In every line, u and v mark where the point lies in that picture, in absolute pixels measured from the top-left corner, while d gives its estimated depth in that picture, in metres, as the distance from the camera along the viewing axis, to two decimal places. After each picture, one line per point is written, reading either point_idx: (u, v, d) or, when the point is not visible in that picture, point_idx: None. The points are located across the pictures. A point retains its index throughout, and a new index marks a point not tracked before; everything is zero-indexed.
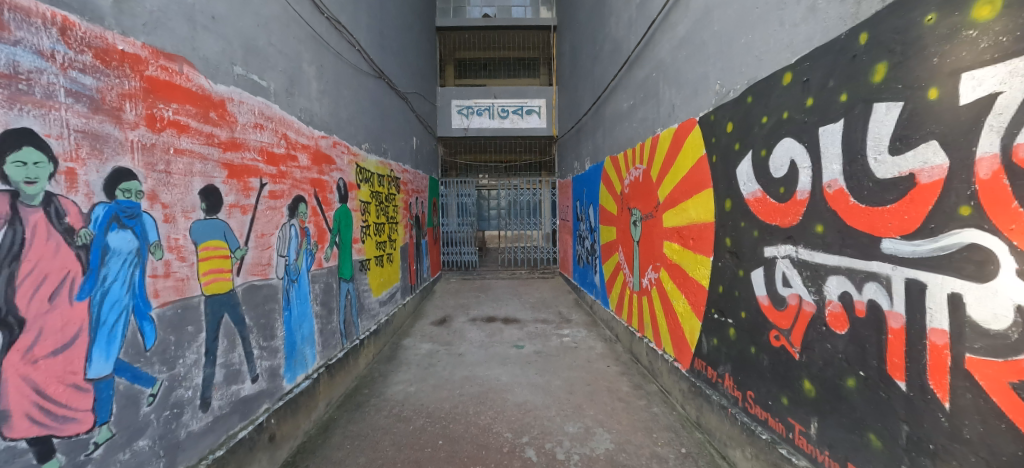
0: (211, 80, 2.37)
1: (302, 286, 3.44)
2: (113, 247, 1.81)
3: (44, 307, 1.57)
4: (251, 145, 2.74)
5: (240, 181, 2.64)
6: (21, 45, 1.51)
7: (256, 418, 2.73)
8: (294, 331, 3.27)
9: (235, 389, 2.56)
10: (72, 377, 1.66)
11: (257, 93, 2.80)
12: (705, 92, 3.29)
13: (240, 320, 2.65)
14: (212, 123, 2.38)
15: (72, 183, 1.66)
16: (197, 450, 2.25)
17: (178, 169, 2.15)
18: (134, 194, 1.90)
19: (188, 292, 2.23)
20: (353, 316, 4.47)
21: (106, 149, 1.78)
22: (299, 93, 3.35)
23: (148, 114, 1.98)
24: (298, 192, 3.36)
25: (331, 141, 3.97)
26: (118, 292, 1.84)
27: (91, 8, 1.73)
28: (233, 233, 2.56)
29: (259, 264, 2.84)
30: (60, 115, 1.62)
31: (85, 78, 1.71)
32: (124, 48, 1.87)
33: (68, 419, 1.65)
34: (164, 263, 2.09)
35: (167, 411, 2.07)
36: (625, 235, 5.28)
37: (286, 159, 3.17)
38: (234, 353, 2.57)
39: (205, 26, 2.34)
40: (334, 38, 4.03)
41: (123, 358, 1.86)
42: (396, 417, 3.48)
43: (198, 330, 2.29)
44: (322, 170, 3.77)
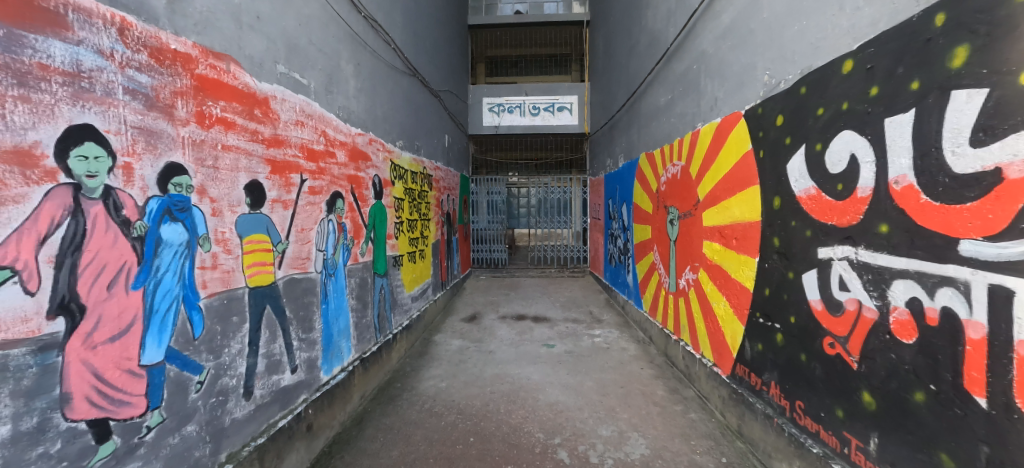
0: (255, 78, 2.44)
1: (339, 280, 3.52)
2: (166, 239, 1.89)
3: (103, 295, 1.63)
4: (293, 141, 2.82)
5: (282, 176, 2.71)
6: (83, 44, 1.56)
7: (295, 407, 2.81)
8: (331, 324, 3.35)
9: (276, 379, 2.64)
10: (127, 363, 1.73)
11: (298, 91, 2.87)
12: (753, 84, 3.11)
13: (281, 311, 2.73)
14: (256, 120, 2.46)
15: (129, 176, 1.73)
16: (241, 437, 2.33)
17: (225, 164, 2.23)
18: (185, 188, 1.98)
19: (233, 284, 2.30)
20: (386, 310, 4.55)
21: (160, 144, 1.85)
22: (338, 91, 3.42)
23: (198, 111, 2.05)
24: (336, 188, 3.44)
25: (367, 138, 4.04)
26: (170, 282, 1.92)
27: (146, 8, 1.80)
28: (275, 227, 2.64)
29: (299, 258, 2.91)
30: (119, 112, 1.68)
31: (141, 76, 1.78)
32: (176, 48, 1.94)
33: (124, 403, 1.71)
34: (212, 255, 2.17)
35: (213, 398, 2.15)
36: (660, 234, 5.13)
37: (325, 155, 3.25)
38: (275, 344, 2.65)
39: (250, 26, 2.41)
40: (371, 36, 4.09)
41: (173, 346, 1.93)
42: (427, 413, 3.50)
43: (242, 321, 2.37)
44: (359, 167, 3.85)
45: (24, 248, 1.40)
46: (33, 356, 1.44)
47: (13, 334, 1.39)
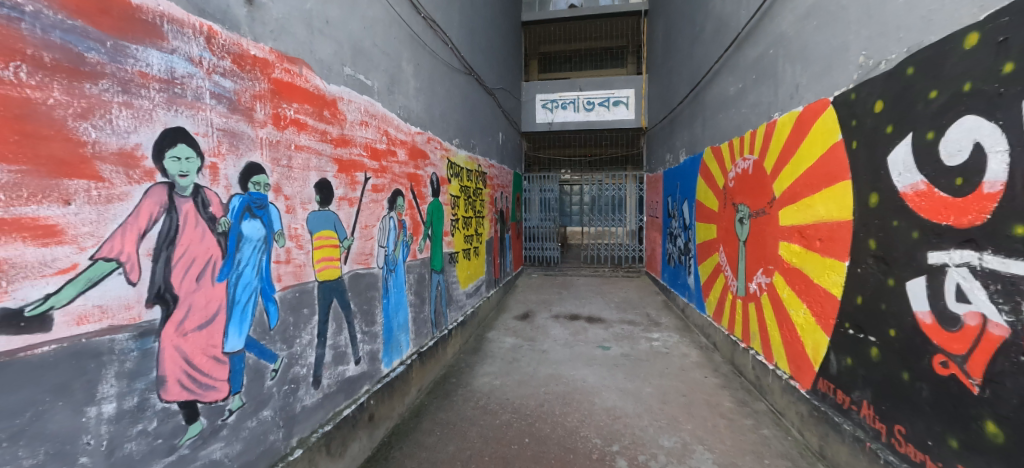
0: (324, 81, 2.55)
1: (399, 275, 3.63)
2: (246, 234, 2.02)
3: (193, 286, 1.75)
4: (358, 141, 2.92)
5: (348, 175, 2.82)
6: (177, 53, 1.67)
7: (358, 397, 2.92)
8: (391, 318, 3.45)
9: (341, 369, 2.76)
10: (212, 350, 1.85)
11: (363, 92, 2.98)
12: (844, 66, 2.78)
13: (347, 305, 2.84)
14: (325, 121, 2.57)
15: (215, 176, 1.85)
16: (310, 423, 2.45)
17: (297, 163, 2.34)
18: (263, 187, 2.11)
19: (304, 278, 2.43)
20: (443, 306, 4.63)
21: (241, 145, 1.97)
22: (399, 91, 3.52)
23: (274, 113, 2.17)
24: (397, 186, 3.53)
25: (426, 137, 4.12)
26: (249, 275, 2.04)
27: (230, 18, 1.92)
28: (342, 224, 2.75)
29: (363, 254, 3.02)
30: (207, 115, 1.80)
31: (224, 81, 1.90)
32: (255, 54, 2.05)
33: (210, 387, 1.83)
34: (286, 250, 2.29)
35: (286, 385, 2.28)
36: (727, 234, 4.79)
37: (387, 154, 3.34)
38: (341, 335, 2.77)
39: (320, 30, 2.52)
40: (430, 37, 4.16)
41: (252, 335, 2.06)
42: (482, 410, 3.51)
43: (311, 312, 2.49)
44: (418, 165, 3.93)
45: (126, 242, 1.48)
46: (133, 341, 1.52)
47: (117, 320, 1.47)
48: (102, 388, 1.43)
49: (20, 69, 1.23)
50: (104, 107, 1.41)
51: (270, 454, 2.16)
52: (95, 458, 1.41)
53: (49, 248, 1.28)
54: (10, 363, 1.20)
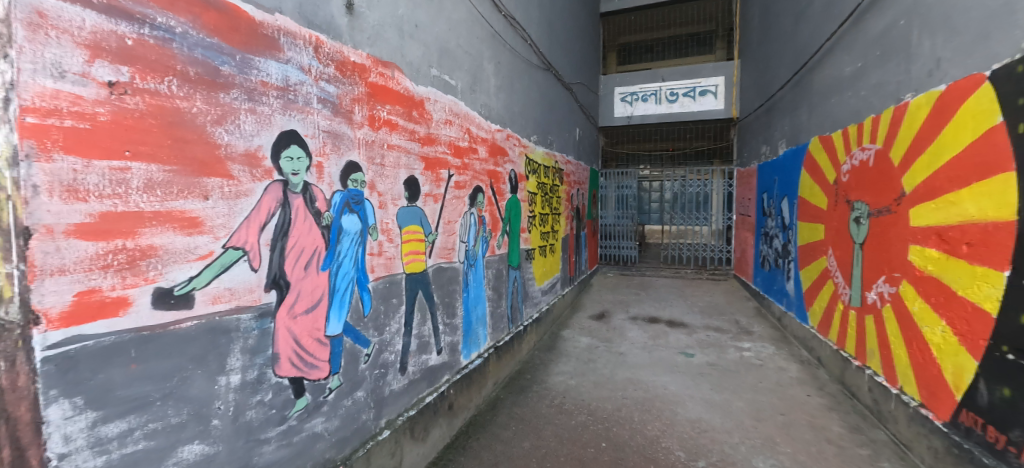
0: (413, 82, 2.69)
1: (478, 270, 3.72)
2: (345, 227, 2.19)
3: (302, 274, 1.93)
4: (443, 139, 3.04)
5: (433, 172, 2.95)
6: (290, 63, 1.85)
7: (439, 386, 3.06)
8: (471, 312, 3.55)
9: (425, 358, 2.91)
10: (317, 332, 2.03)
11: (448, 92, 3.09)
12: (1008, 32, 2.27)
13: (431, 297, 2.98)
14: (414, 121, 2.71)
15: (321, 174, 2.02)
16: (396, 407, 2.62)
17: (389, 161, 2.50)
18: (359, 184, 2.27)
19: (393, 270, 2.58)
20: (519, 302, 4.68)
21: (342, 145, 2.14)
22: (480, 90, 3.60)
23: (370, 115, 2.33)
24: (478, 183, 3.62)
25: (506, 134, 4.17)
26: (347, 265, 2.21)
27: (333, 28, 2.08)
28: (427, 219, 2.89)
29: (446, 248, 3.14)
30: (315, 118, 1.98)
31: (329, 87, 2.06)
32: (354, 60, 2.22)
33: (314, 366, 2.01)
34: (378, 243, 2.45)
35: (376, 369, 2.45)
36: (838, 236, 4.21)
37: (469, 151, 3.44)
38: (425, 326, 2.91)
39: (410, 34, 2.65)
40: (510, 34, 4.20)
41: (349, 321, 2.23)
42: (557, 409, 3.48)
43: (400, 302, 2.65)
44: (498, 162, 4.00)
45: (250, 233, 1.67)
46: (254, 321, 1.71)
47: (242, 302, 1.66)
48: (230, 361, 1.61)
49: (172, 82, 1.39)
50: (233, 113, 1.60)
51: (362, 432, 2.34)
52: (223, 423, 1.60)
53: (192, 237, 1.46)
54: (162, 335, 1.39)
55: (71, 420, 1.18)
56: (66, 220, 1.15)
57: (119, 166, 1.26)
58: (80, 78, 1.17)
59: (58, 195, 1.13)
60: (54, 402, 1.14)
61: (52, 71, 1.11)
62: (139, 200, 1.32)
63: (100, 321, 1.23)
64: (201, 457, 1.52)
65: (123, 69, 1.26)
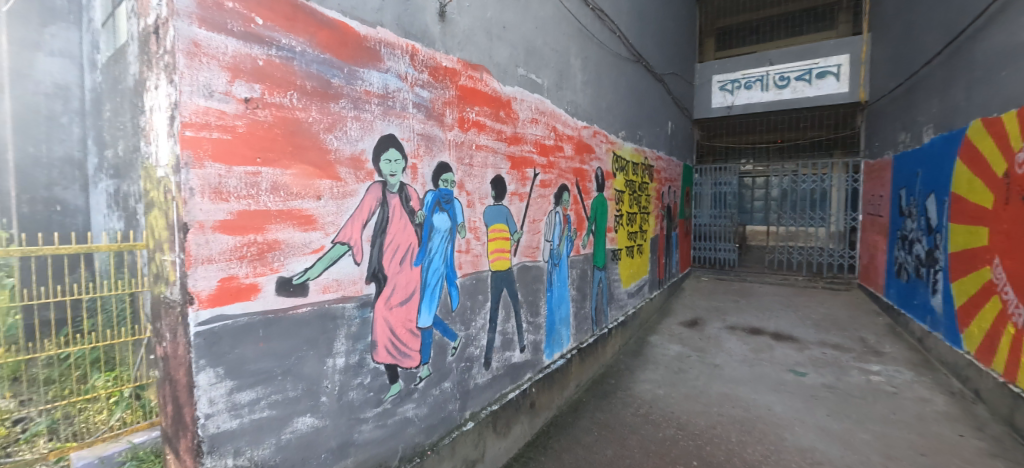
0: (501, 83, 2.74)
1: (563, 269, 3.69)
2: (436, 225, 2.30)
3: (397, 268, 2.07)
4: (529, 138, 3.06)
5: (519, 171, 2.98)
6: (390, 72, 1.99)
7: (522, 383, 3.11)
8: (554, 312, 3.54)
9: (508, 355, 2.96)
10: (409, 324, 2.16)
11: (535, 91, 3.10)
12: None
13: (515, 295, 3.02)
14: (501, 121, 2.76)
15: (415, 174, 2.15)
16: (481, 400, 2.71)
17: (477, 161, 2.58)
18: (449, 183, 2.37)
19: (480, 267, 2.66)
20: (604, 304, 4.56)
21: (434, 147, 2.25)
22: (567, 87, 3.56)
23: (460, 117, 2.42)
24: (563, 182, 3.58)
25: (592, 131, 4.07)
26: (438, 262, 2.32)
27: (428, 36, 2.19)
28: (513, 218, 2.92)
29: (531, 247, 3.16)
30: (410, 122, 2.11)
31: (423, 92, 2.18)
32: (446, 64, 2.31)
33: (407, 355, 2.15)
34: (466, 240, 2.54)
35: (463, 362, 2.54)
36: (1008, 241, 3.39)
37: (555, 149, 3.41)
38: (509, 323, 2.96)
39: (498, 36, 2.71)
40: (598, 27, 4.08)
41: (438, 314, 2.35)
42: (643, 419, 3.32)
43: (485, 299, 2.72)
44: (584, 160, 3.92)
45: (354, 230, 1.82)
46: (356, 310, 1.86)
47: (347, 292, 1.82)
48: (336, 345, 1.79)
49: (293, 96, 1.57)
50: (341, 121, 1.76)
51: (449, 421, 2.45)
52: (330, 400, 1.77)
53: (307, 233, 1.64)
54: (283, 318, 1.58)
55: (214, 386, 1.39)
56: (213, 218, 1.36)
57: (252, 171, 1.45)
58: (223, 97, 1.36)
59: (207, 197, 1.34)
60: (202, 369, 1.36)
61: (204, 92, 1.31)
62: (267, 200, 1.51)
63: (237, 303, 1.43)
64: (312, 429, 1.70)
65: (255, 87, 1.45)
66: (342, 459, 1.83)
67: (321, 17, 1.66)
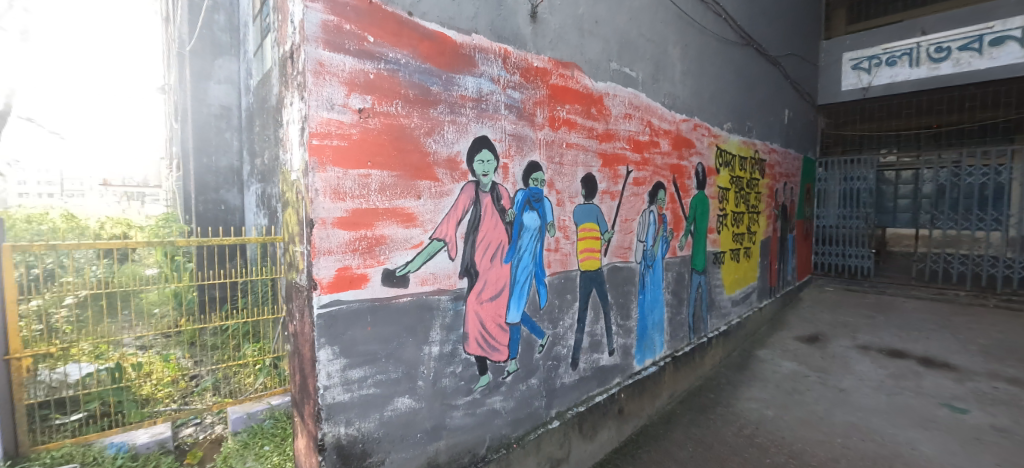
0: (593, 79, 2.69)
1: (657, 272, 3.50)
2: (526, 224, 2.34)
3: (488, 264, 2.14)
4: (622, 134, 2.96)
5: (611, 168, 2.89)
6: (483, 76, 2.07)
7: (610, 388, 3.03)
8: (646, 316, 3.38)
9: (596, 357, 2.91)
10: (499, 319, 2.23)
11: (628, 85, 3.00)
12: None
13: (605, 296, 2.95)
14: (592, 118, 2.71)
15: (506, 174, 2.21)
16: (567, 400, 2.70)
17: (567, 160, 2.57)
18: (539, 182, 2.40)
19: (569, 266, 2.65)
20: (702, 311, 4.24)
21: (525, 147, 2.29)
22: (664, 79, 3.38)
23: (551, 116, 2.43)
24: (659, 179, 3.39)
25: (692, 124, 3.80)
26: (527, 259, 2.36)
27: (520, 38, 2.24)
28: (604, 217, 2.85)
29: (622, 247, 3.05)
30: (502, 123, 2.17)
31: (515, 93, 2.23)
32: (537, 64, 2.34)
33: (495, 349, 2.22)
34: (555, 239, 2.55)
35: (550, 360, 2.56)
36: None
37: (650, 145, 3.25)
38: (598, 325, 2.90)
39: (590, 32, 2.67)
40: (700, 11, 3.79)
41: (526, 312, 2.39)
42: (747, 440, 3.02)
43: (574, 298, 2.70)
44: (682, 155, 3.67)
45: (449, 227, 1.94)
46: (450, 302, 1.98)
47: (442, 285, 1.94)
48: (432, 334, 1.92)
49: (399, 105, 1.72)
50: (439, 126, 1.88)
51: (535, 417, 2.48)
52: (425, 384, 1.91)
53: (408, 230, 1.79)
54: (387, 306, 1.74)
55: (331, 362, 1.59)
56: (332, 215, 1.55)
57: (363, 174, 1.62)
58: (341, 108, 1.55)
59: (328, 197, 1.53)
60: (322, 346, 1.56)
61: (327, 105, 1.50)
62: (376, 199, 1.67)
63: (350, 291, 1.62)
64: (409, 409, 1.85)
65: (367, 98, 1.62)
66: (435, 440, 1.96)
67: (422, 30, 1.79)
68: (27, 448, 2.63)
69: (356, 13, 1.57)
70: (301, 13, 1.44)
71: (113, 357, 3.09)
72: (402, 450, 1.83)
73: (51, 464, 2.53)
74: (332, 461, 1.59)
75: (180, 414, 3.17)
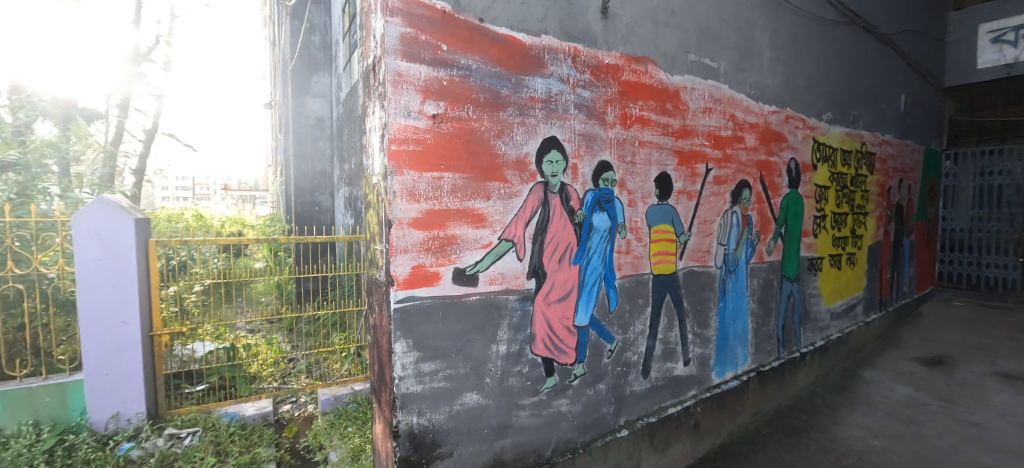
0: (668, 73, 2.56)
1: (740, 278, 3.23)
2: (595, 225, 2.29)
3: (556, 265, 2.13)
4: (701, 130, 2.78)
5: (688, 167, 2.73)
6: (553, 76, 2.06)
7: (685, 400, 2.86)
8: (727, 326, 3.13)
9: (669, 366, 2.76)
10: (567, 321, 2.21)
11: (708, 77, 2.81)
12: None
13: (680, 302, 2.79)
14: (668, 114, 2.58)
15: (575, 174, 2.18)
16: (637, 409, 2.60)
17: (640, 158, 2.47)
18: (610, 182, 2.33)
19: (641, 270, 2.54)
20: (794, 323, 3.83)
21: (595, 146, 2.24)
22: (750, 68, 3.11)
23: (622, 113, 2.36)
24: (743, 177, 3.12)
25: (783, 116, 3.45)
26: (596, 261, 2.31)
27: (590, 35, 2.20)
28: (679, 218, 2.70)
29: (700, 251, 2.86)
30: (572, 123, 2.14)
31: (585, 92, 2.19)
32: (609, 61, 2.28)
33: (563, 351, 2.20)
34: (626, 241, 2.46)
35: (619, 366, 2.48)
36: None
37: (733, 140, 3.00)
38: (672, 332, 2.75)
39: (665, 23, 2.54)
40: None
41: (595, 315, 2.33)
42: None
43: (646, 303, 2.59)
44: (771, 150, 3.34)
45: (518, 228, 1.96)
46: (518, 302, 2.00)
47: (510, 285, 1.97)
48: (500, 333, 1.95)
49: (469, 108, 1.78)
50: (509, 128, 1.90)
51: (603, 424, 2.42)
52: (493, 382, 1.95)
53: (479, 230, 1.84)
54: (457, 303, 1.80)
55: (405, 354, 1.68)
56: (408, 216, 1.64)
57: (436, 176, 1.70)
58: (417, 115, 1.63)
59: (404, 199, 1.62)
60: (398, 339, 1.66)
61: (404, 112, 1.60)
62: (448, 200, 1.74)
63: (424, 288, 1.70)
64: (477, 405, 1.90)
65: (440, 104, 1.69)
66: (501, 437, 1.99)
67: (492, 34, 1.83)
68: (164, 411, 3.12)
69: (431, 24, 1.65)
70: (382, 28, 1.55)
71: (229, 338, 3.55)
72: (469, 444, 1.89)
73: (181, 426, 2.99)
74: (405, 448, 1.69)
75: (281, 392, 3.60)
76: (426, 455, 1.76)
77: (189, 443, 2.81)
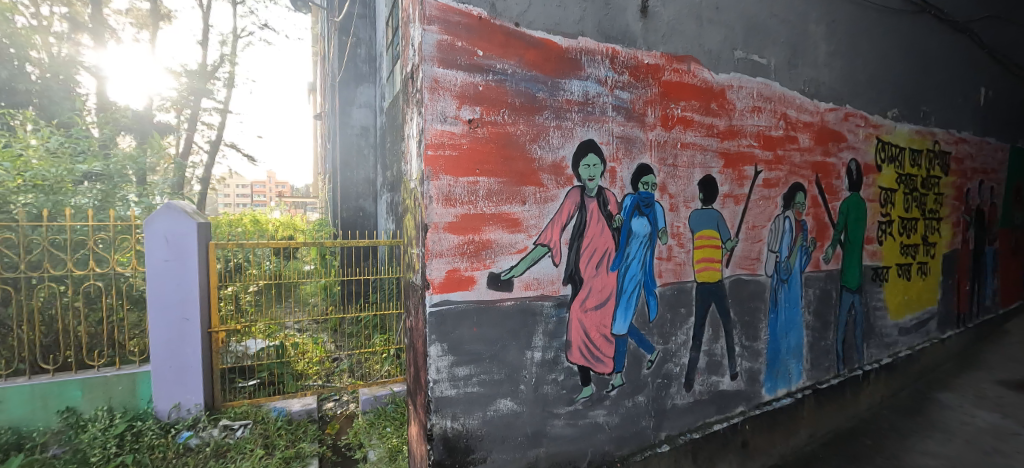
0: (713, 72, 2.45)
1: (794, 288, 3.02)
2: (635, 230, 2.21)
3: (593, 271, 2.06)
4: (748, 130, 2.63)
5: (735, 169, 2.59)
6: (590, 78, 2.02)
7: (732, 416, 2.70)
8: (779, 339, 2.93)
9: (715, 380, 2.62)
10: (604, 329, 2.14)
11: (757, 74, 2.66)
12: None
13: (727, 312, 2.64)
14: (712, 114, 2.47)
15: (613, 178, 2.12)
16: (680, 424, 2.48)
17: (683, 161, 2.37)
18: (650, 186, 2.25)
19: (683, 277, 2.43)
20: (856, 337, 3.53)
21: (634, 149, 2.17)
22: (804, 63, 2.92)
23: (663, 114, 2.27)
24: (797, 179, 2.92)
25: (842, 113, 3.21)
26: (635, 268, 2.23)
27: (629, 36, 2.14)
28: (725, 223, 2.56)
29: (748, 258, 2.69)
30: (610, 126, 2.09)
31: (624, 94, 2.14)
32: (648, 61, 2.21)
33: (599, 360, 2.13)
34: (668, 247, 2.36)
35: (660, 378, 2.37)
36: None
37: (785, 140, 2.82)
38: (717, 344, 2.61)
39: (710, 20, 2.44)
40: None
41: (634, 324, 2.25)
42: None
43: (689, 313, 2.47)
44: (828, 150, 3.11)
45: (553, 232, 1.92)
46: (554, 309, 1.96)
47: (545, 290, 1.93)
48: (535, 339, 1.92)
49: (505, 113, 1.77)
50: (545, 132, 1.88)
51: (643, 438, 2.32)
52: (528, 389, 1.92)
53: (513, 234, 1.82)
54: (492, 308, 1.79)
55: (440, 358, 1.70)
56: (443, 220, 1.66)
57: (472, 181, 1.71)
58: (453, 120, 1.65)
59: (440, 203, 1.65)
60: (433, 342, 1.68)
61: (440, 118, 1.62)
62: (483, 205, 1.74)
63: (459, 292, 1.71)
64: (511, 412, 1.88)
65: (476, 109, 1.70)
66: (535, 446, 1.95)
67: (529, 38, 1.82)
68: (220, 403, 3.35)
69: (467, 30, 1.67)
70: (421, 36, 1.59)
71: (278, 336, 3.76)
72: (503, 451, 1.86)
73: (234, 418, 3.18)
74: (439, 451, 1.70)
75: (325, 389, 3.73)
76: (460, 459, 1.76)
77: (240, 435, 2.98)
